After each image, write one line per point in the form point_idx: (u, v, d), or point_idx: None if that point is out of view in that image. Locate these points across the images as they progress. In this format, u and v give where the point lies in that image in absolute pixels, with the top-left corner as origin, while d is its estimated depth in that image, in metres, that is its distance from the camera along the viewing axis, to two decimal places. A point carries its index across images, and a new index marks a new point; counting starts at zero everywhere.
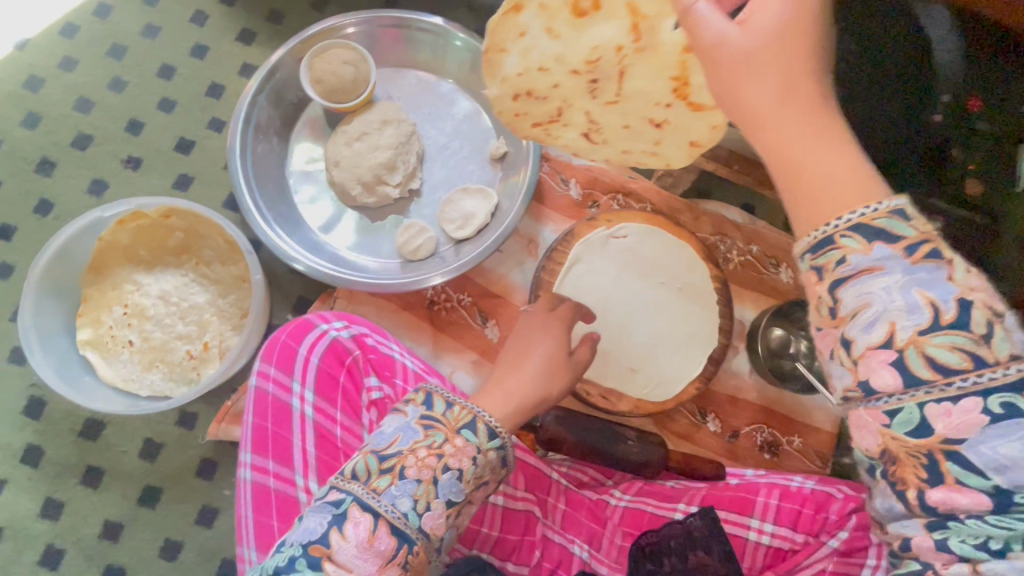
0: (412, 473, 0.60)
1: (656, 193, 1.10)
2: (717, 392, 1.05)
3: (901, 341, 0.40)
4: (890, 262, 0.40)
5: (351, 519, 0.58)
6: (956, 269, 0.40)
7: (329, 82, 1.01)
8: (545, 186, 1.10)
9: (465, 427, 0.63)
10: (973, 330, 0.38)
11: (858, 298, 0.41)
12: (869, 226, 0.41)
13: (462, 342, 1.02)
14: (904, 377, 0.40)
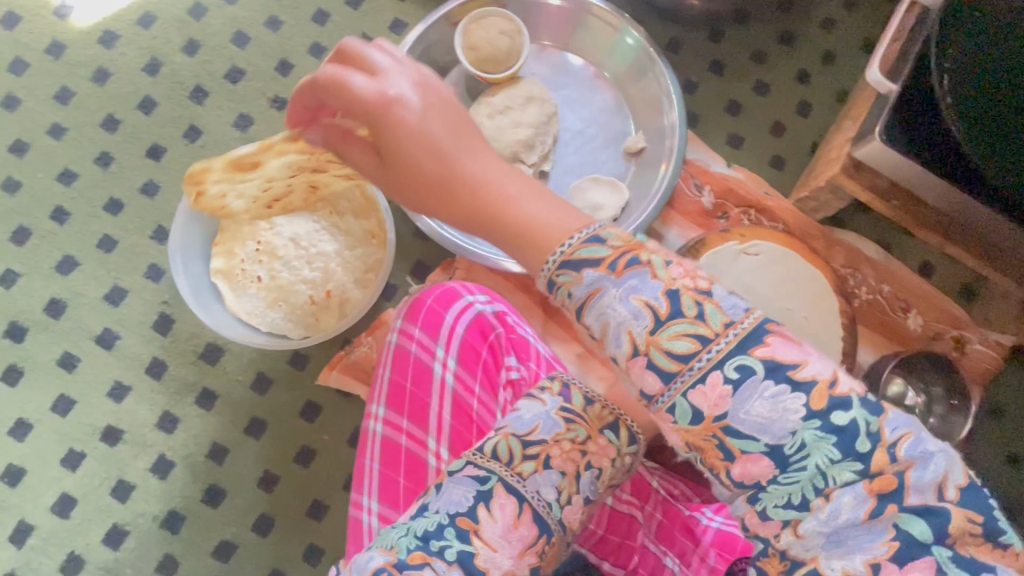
0: (556, 465, 0.61)
1: (792, 214, 1.05)
2: None
3: (642, 344, 0.49)
4: (602, 282, 0.50)
5: (497, 499, 0.58)
6: (656, 268, 0.50)
7: (483, 51, 1.00)
8: (677, 189, 1.07)
9: (608, 427, 0.64)
10: (688, 314, 0.48)
11: (598, 320, 0.50)
12: (572, 259, 0.51)
13: (570, 333, 1.01)
14: (658, 374, 0.49)
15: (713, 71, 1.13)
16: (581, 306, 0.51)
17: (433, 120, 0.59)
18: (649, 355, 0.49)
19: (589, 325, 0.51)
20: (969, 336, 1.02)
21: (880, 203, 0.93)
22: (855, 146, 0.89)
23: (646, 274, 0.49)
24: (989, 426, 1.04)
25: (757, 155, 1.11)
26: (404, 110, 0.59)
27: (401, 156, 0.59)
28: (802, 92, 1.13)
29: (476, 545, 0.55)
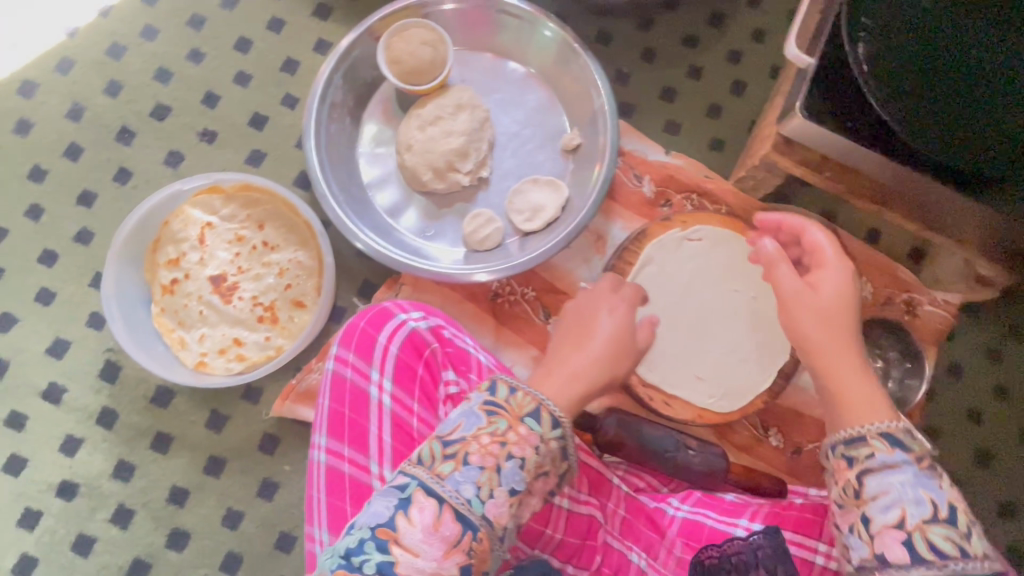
0: (475, 461, 0.57)
1: (733, 195, 1.06)
2: (781, 406, 1.01)
3: (910, 525, 0.57)
4: (906, 465, 0.60)
5: (415, 503, 0.56)
6: (944, 481, 0.59)
7: (406, 63, 0.99)
8: (617, 181, 1.06)
9: (529, 415, 0.60)
10: (956, 527, 0.56)
11: (879, 486, 0.59)
12: (891, 436, 0.62)
13: (524, 337, 1.01)
14: (909, 554, 0.56)
15: (644, 59, 1.12)
16: (868, 469, 0.61)
17: (835, 300, 0.74)
18: (912, 536, 0.56)
19: (865, 484, 0.60)
20: (919, 298, 1.03)
21: (813, 176, 0.93)
22: (781, 126, 0.90)
23: (942, 488, 0.58)
24: (950, 385, 1.04)
25: (695, 139, 1.11)
26: (809, 286, 0.75)
27: (815, 346, 0.72)
28: (734, 72, 1.13)
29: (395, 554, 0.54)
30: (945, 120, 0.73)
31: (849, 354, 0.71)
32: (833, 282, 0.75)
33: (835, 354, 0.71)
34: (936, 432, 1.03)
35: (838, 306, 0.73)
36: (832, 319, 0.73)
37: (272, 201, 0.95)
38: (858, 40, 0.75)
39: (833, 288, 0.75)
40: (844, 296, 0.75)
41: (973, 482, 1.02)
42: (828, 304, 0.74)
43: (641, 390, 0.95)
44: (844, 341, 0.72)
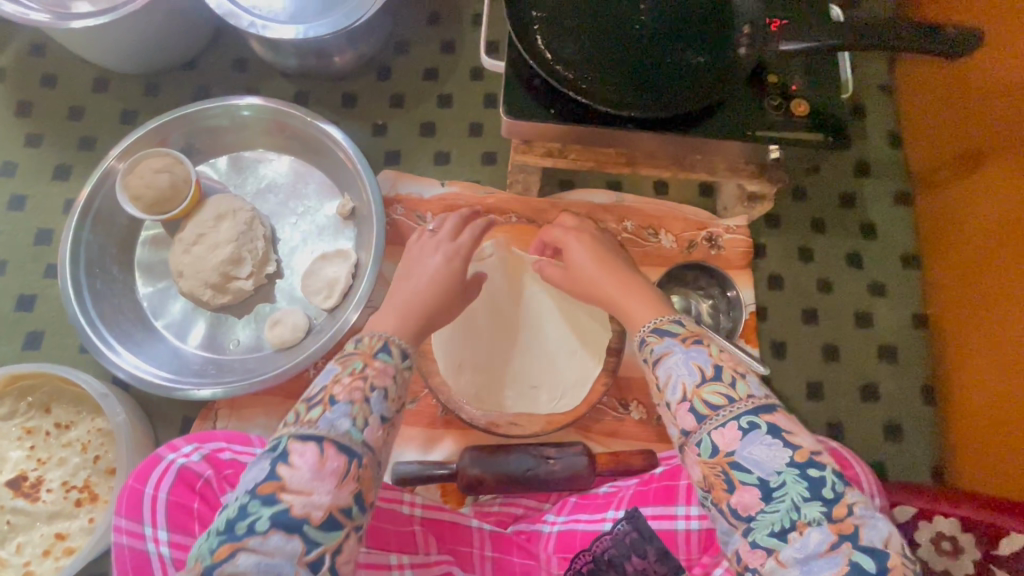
0: (342, 397, 0.61)
1: (515, 201, 1.07)
2: (631, 379, 1.02)
3: (689, 392, 0.63)
4: (672, 347, 0.68)
5: (294, 451, 0.56)
6: (711, 348, 0.67)
7: (147, 196, 0.97)
8: (403, 227, 1.06)
9: (380, 352, 0.67)
10: (724, 380, 0.63)
11: (665, 372, 0.66)
12: (663, 329, 0.72)
13: None
14: (695, 416, 0.62)
15: (393, 105, 1.15)
16: (657, 361, 0.68)
17: (596, 267, 0.87)
18: (694, 401, 0.63)
19: (658, 376, 0.67)
20: (717, 230, 1.07)
21: (563, 162, 0.96)
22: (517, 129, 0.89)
23: (708, 352, 0.66)
24: (775, 296, 1.08)
25: (466, 161, 1.13)
26: (579, 261, 0.89)
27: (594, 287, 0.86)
28: (481, 88, 1.16)
29: (287, 500, 0.53)
30: (641, 72, 0.85)
31: (615, 279, 0.84)
32: (581, 256, 0.89)
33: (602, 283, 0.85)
34: (781, 344, 1.05)
35: (591, 269, 0.87)
36: (602, 262, 0.87)
37: (48, 380, 0.91)
38: (537, 36, 0.86)
39: (582, 249, 0.89)
40: (597, 259, 0.88)
41: (832, 377, 1.04)
42: (590, 266, 0.88)
43: (482, 420, 0.94)
44: (618, 273, 0.85)
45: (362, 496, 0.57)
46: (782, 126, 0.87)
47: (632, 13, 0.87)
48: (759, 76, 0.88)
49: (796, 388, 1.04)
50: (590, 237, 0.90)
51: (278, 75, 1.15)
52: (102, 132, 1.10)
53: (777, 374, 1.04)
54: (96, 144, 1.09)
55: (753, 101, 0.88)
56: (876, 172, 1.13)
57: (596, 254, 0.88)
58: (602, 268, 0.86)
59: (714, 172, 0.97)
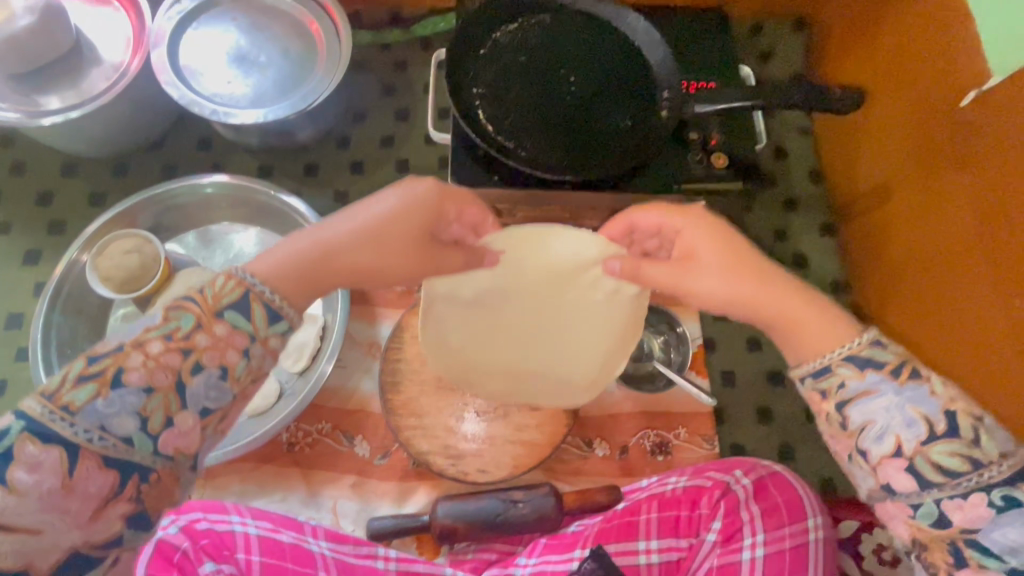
0: (134, 381, 0.60)
1: None
2: (593, 417, 1.08)
3: (909, 451, 0.67)
4: (883, 386, 0.69)
5: (24, 463, 0.56)
6: (935, 385, 0.69)
7: (117, 277, 1.01)
8: (368, 287, 1.12)
9: (227, 308, 0.65)
10: (964, 438, 0.65)
11: (864, 416, 0.69)
12: (860, 356, 0.71)
13: (336, 470, 1.01)
14: (914, 478, 0.67)
15: (353, 172, 1.22)
16: (845, 399, 0.71)
17: (732, 276, 0.78)
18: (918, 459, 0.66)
19: (863, 445, 0.70)
20: None
21: (512, 220, 1.04)
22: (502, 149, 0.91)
23: (929, 396, 0.68)
24: (722, 327, 1.15)
25: None
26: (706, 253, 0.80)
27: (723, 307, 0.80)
28: (435, 151, 1.25)
29: (5, 540, 0.55)
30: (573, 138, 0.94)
31: (748, 279, 0.78)
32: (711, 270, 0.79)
33: (725, 290, 0.79)
34: (730, 373, 1.13)
35: (728, 275, 0.78)
36: (733, 268, 0.79)
37: None
38: (478, 111, 0.95)
39: (707, 247, 0.80)
40: (728, 254, 0.79)
41: (779, 402, 1.11)
42: (723, 261, 0.79)
43: (452, 469, 0.98)
44: (759, 272, 0.79)
45: (143, 517, 0.61)
46: (707, 177, 0.96)
47: (563, 85, 0.97)
48: (682, 133, 0.98)
49: (747, 413, 1.10)
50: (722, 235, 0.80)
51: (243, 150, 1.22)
52: (71, 216, 1.14)
53: (727, 402, 1.11)
54: (66, 227, 1.13)
55: (679, 156, 0.97)
56: (802, 207, 1.24)
57: (731, 275, 0.78)
58: (734, 267, 0.79)
59: (652, 221, 1.05)
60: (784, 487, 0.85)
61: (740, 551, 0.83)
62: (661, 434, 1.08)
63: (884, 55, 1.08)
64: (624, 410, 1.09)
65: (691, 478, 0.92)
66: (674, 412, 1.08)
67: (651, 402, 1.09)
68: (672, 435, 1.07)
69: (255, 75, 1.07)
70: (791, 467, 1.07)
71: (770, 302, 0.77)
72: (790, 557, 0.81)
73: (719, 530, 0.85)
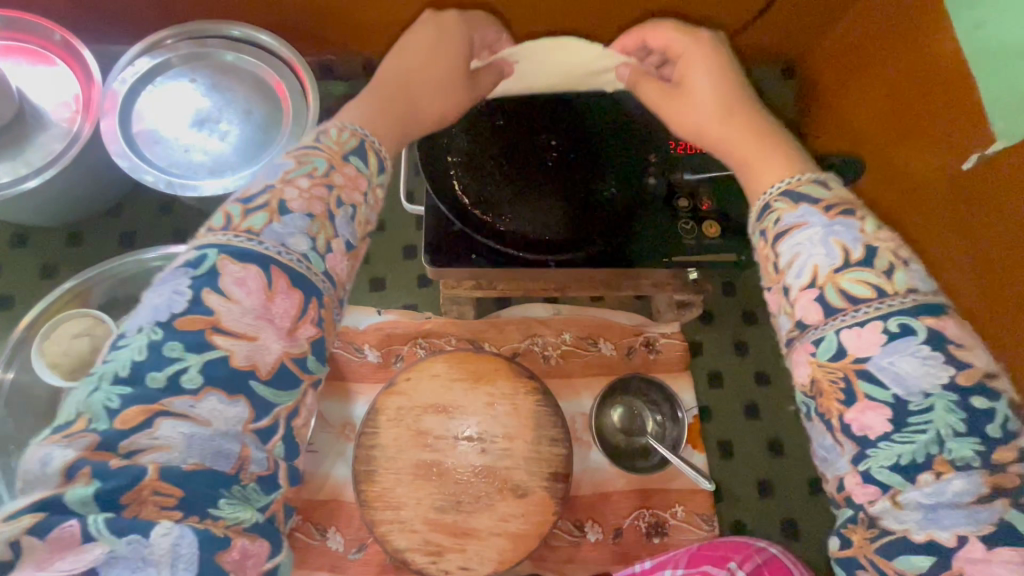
0: (297, 207, 0.48)
1: (453, 323, 1.08)
2: (584, 497, 1.01)
3: (823, 279, 0.45)
4: (812, 218, 0.47)
5: (225, 274, 0.43)
6: (867, 224, 0.46)
7: (66, 363, 0.93)
8: (341, 361, 1.05)
9: (352, 153, 0.53)
10: (877, 268, 0.44)
11: (791, 249, 0.47)
12: (796, 191, 0.50)
13: (308, 566, 0.94)
14: (824, 308, 0.44)
15: None
16: (780, 233, 0.48)
17: (715, 115, 0.64)
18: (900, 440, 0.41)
19: (824, 346, 0.44)
20: (653, 335, 1.09)
21: (494, 291, 0.97)
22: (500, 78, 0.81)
23: (862, 228, 0.45)
24: (716, 394, 1.10)
25: (402, 283, 1.13)
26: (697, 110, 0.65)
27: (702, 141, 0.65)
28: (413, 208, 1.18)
29: (221, 345, 0.41)
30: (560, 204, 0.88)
31: (739, 129, 0.61)
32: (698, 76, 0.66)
33: (693, 117, 0.66)
34: (727, 443, 1.07)
35: (715, 108, 0.64)
36: (730, 109, 0.63)
37: None
38: (457, 177, 0.88)
39: (705, 88, 0.66)
40: (718, 84, 0.65)
41: (781, 473, 1.05)
42: (718, 106, 0.64)
43: (433, 567, 0.91)
44: (758, 130, 0.60)
45: (287, 372, 0.44)
46: (700, 247, 0.90)
47: (548, 144, 0.90)
48: (673, 200, 0.91)
49: (746, 488, 1.04)
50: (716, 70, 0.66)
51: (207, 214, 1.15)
52: (20, 290, 1.07)
53: (725, 475, 1.05)
54: (14, 304, 1.06)
55: (670, 225, 0.90)
56: None
57: (711, 79, 0.66)
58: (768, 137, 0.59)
59: (641, 288, 0.99)
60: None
61: None
62: (657, 513, 1.01)
63: (903, 62, 0.91)
64: (617, 488, 1.02)
65: (687, 569, 0.86)
66: (669, 488, 1.02)
67: (646, 477, 1.02)
68: (668, 513, 1.01)
69: (217, 139, 1.00)
70: (796, 545, 1.00)
71: (765, 156, 0.56)
72: None
73: None
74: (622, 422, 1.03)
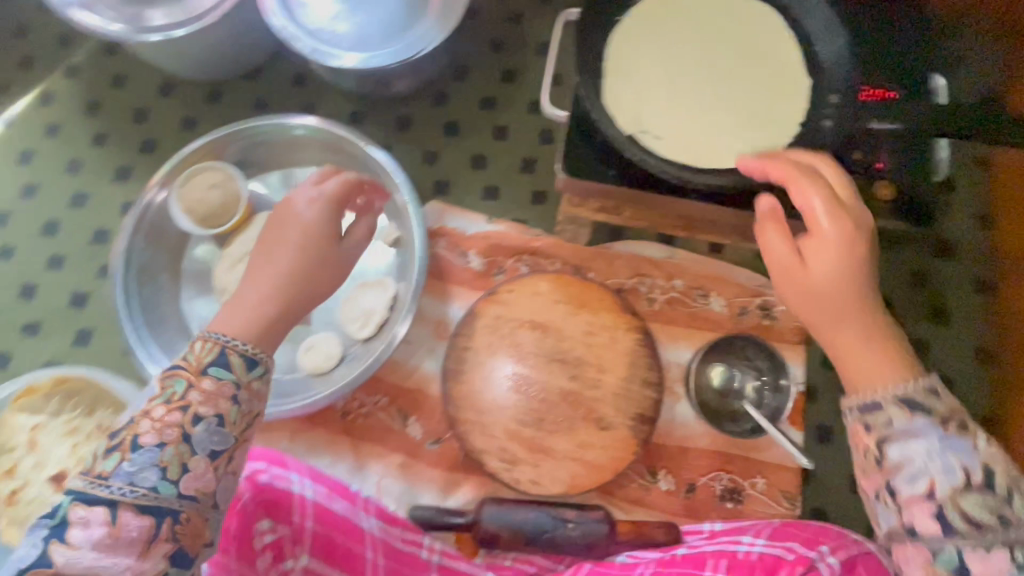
0: (151, 441, 0.60)
1: (562, 246, 1.04)
2: (664, 447, 0.98)
3: (941, 495, 0.56)
4: (927, 432, 0.58)
5: (75, 524, 0.56)
6: (977, 442, 0.57)
7: (200, 211, 0.99)
8: (444, 262, 1.04)
9: (212, 365, 0.65)
10: (990, 491, 0.55)
11: (901, 455, 0.58)
12: (897, 396, 0.60)
13: (385, 446, 0.98)
14: (942, 525, 0.55)
15: (446, 133, 1.12)
16: (886, 436, 0.59)
17: (835, 282, 0.65)
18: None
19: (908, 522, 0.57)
20: (773, 299, 1.00)
21: (617, 218, 0.91)
22: (648, 141, 0.80)
23: (973, 452, 0.57)
24: (828, 376, 1.01)
25: (515, 198, 1.10)
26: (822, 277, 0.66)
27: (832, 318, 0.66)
28: (538, 122, 1.13)
29: (58, 560, 0.54)
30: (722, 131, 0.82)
31: (850, 321, 0.65)
32: (828, 248, 0.66)
33: (820, 273, 0.66)
34: (828, 429, 0.99)
35: (841, 270, 0.65)
36: (844, 313, 0.65)
37: (92, 383, 0.94)
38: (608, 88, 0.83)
39: (827, 259, 0.66)
40: (841, 259, 0.65)
41: None
42: (837, 280, 0.65)
43: (505, 474, 0.92)
44: (859, 303, 0.65)
45: (184, 554, 0.58)
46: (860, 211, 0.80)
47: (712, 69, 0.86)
48: (844, 155, 0.80)
49: (838, 479, 0.97)
50: (846, 217, 0.66)
51: (337, 93, 1.14)
52: (163, 135, 1.12)
53: (819, 461, 0.98)
54: (157, 148, 1.11)
55: None
56: (959, 253, 1.03)
57: (824, 255, 0.66)
58: (859, 309, 0.65)
59: None
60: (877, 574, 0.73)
61: None
62: (735, 480, 0.97)
63: None
64: (698, 446, 0.98)
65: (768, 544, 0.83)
66: (753, 459, 0.97)
67: (730, 442, 0.98)
68: (748, 483, 0.97)
69: (362, 11, 0.97)
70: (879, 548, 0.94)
71: (838, 330, 0.66)
72: None
73: None
74: (719, 383, 0.97)
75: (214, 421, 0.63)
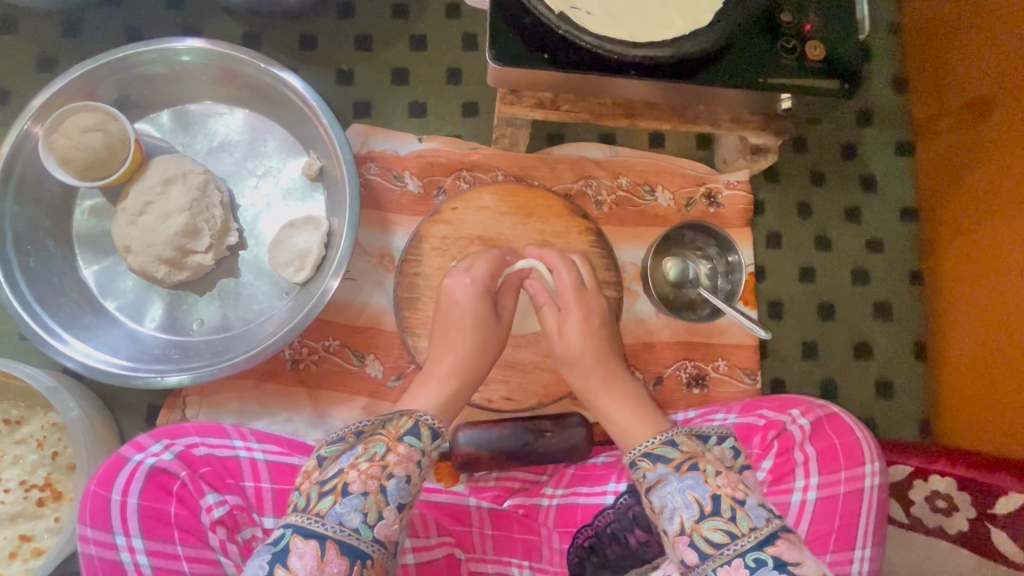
0: (357, 487, 0.56)
1: (500, 157, 0.98)
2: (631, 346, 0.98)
3: (688, 527, 0.56)
4: (669, 475, 0.60)
5: (294, 551, 0.52)
6: (710, 474, 0.58)
7: (79, 160, 0.83)
8: (377, 188, 0.95)
9: (408, 433, 0.61)
10: (723, 515, 0.55)
11: (658, 500, 0.59)
12: (654, 453, 0.63)
13: (347, 391, 0.92)
14: (696, 552, 0.54)
15: (359, 48, 1.02)
16: (650, 488, 0.61)
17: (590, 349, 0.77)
18: (693, 538, 0.55)
19: (652, 502, 0.60)
20: (716, 186, 1.01)
21: (555, 114, 0.87)
22: (580, 16, 0.75)
23: (705, 479, 0.57)
24: (773, 254, 1.04)
25: (445, 112, 1.02)
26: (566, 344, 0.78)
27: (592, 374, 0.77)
28: (457, 27, 1.04)
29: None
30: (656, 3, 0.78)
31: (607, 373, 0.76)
32: (577, 325, 0.78)
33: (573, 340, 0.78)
34: (777, 304, 1.03)
35: (592, 351, 0.77)
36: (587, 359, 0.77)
37: None
38: None
39: (581, 331, 0.78)
40: (595, 334, 0.79)
41: (827, 336, 1.02)
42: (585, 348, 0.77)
43: (476, 395, 0.89)
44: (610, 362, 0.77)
45: None
46: (796, 70, 0.78)
47: None
48: (774, 15, 0.79)
49: (792, 348, 1.02)
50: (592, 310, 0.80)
51: (223, 12, 1.00)
52: (14, 82, 0.94)
53: (773, 335, 1.02)
54: (10, 98, 0.94)
55: (765, 43, 0.79)
56: (879, 121, 1.08)
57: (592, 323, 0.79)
58: (604, 375, 0.77)
59: (718, 124, 0.89)
60: (842, 431, 0.79)
61: (790, 495, 0.76)
62: (698, 365, 0.99)
63: None
64: (661, 339, 0.99)
65: (740, 415, 0.84)
66: (713, 343, 0.99)
67: (692, 330, 0.99)
68: (711, 366, 0.99)
69: None
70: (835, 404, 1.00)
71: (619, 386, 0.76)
72: (842, 504, 0.75)
73: (770, 469, 0.77)
74: (675, 275, 0.95)
75: (403, 479, 0.58)
